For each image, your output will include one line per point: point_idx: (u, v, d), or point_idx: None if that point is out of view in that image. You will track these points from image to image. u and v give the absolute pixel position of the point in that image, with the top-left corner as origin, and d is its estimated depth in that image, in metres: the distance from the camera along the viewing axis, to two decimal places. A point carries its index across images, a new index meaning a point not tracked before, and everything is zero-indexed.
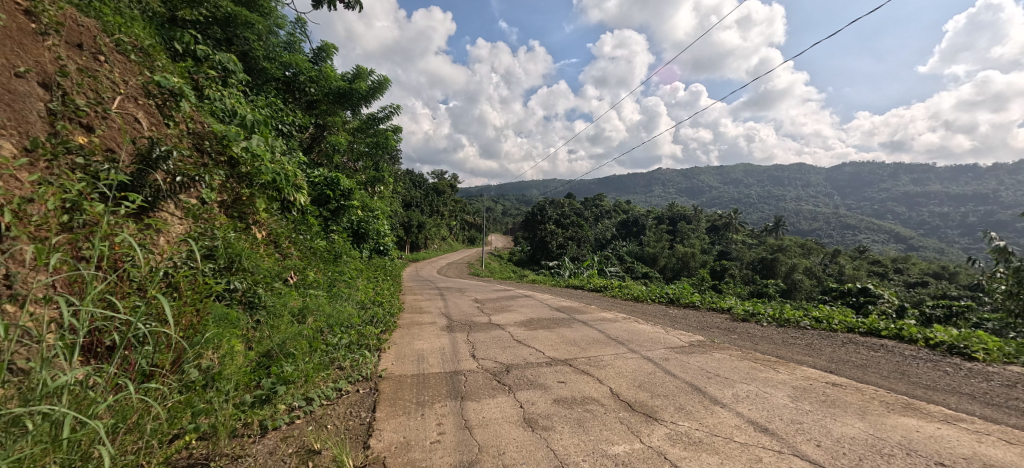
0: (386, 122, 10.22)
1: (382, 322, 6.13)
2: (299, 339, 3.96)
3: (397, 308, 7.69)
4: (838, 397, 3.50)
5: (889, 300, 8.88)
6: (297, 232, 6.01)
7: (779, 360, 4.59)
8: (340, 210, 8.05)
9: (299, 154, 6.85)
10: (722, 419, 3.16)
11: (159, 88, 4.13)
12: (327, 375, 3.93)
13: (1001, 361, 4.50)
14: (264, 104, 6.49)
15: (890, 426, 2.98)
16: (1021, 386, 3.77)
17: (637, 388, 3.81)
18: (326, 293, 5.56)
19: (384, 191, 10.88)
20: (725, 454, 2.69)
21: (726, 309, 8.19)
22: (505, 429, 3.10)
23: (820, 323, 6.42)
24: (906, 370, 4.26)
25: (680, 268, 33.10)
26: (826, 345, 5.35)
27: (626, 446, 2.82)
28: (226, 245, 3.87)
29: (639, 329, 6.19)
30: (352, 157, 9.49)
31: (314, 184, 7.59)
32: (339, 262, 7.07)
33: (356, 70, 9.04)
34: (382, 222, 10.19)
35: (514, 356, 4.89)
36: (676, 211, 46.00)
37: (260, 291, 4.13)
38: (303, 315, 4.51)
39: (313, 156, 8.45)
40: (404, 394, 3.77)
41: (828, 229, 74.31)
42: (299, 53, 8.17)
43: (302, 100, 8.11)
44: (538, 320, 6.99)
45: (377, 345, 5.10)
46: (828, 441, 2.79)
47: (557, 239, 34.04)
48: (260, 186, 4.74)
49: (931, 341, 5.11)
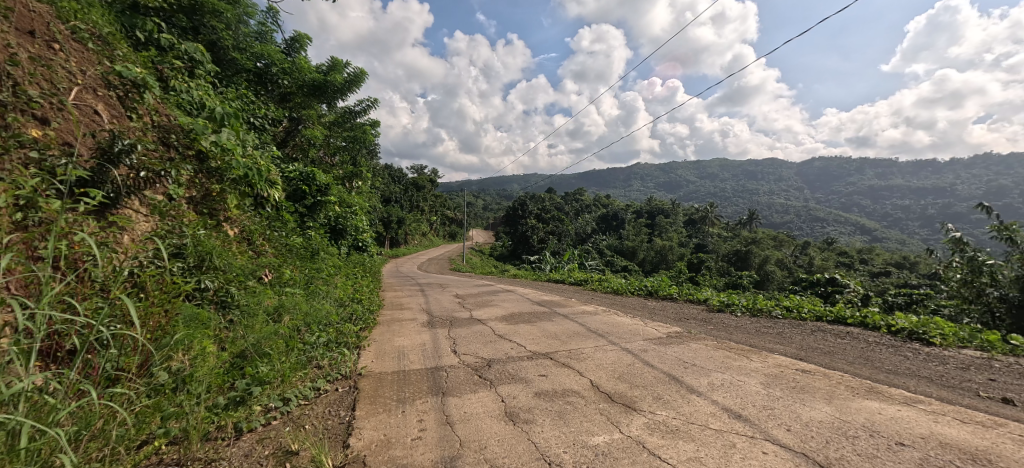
0: (363, 115, 10.05)
1: (362, 319, 6.04)
2: (276, 338, 3.87)
3: (377, 304, 7.61)
4: (807, 383, 3.64)
5: (855, 289, 9.27)
6: (270, 228, 5.85)
7: (751, 349, 4.74)
8: (316, 205, 7.91)
9: (271, 148, 6.66)
10: (698, 407, 3.25)
11: (121, 79, 3.98)
12: (305, 374, 3.87)
13: (956, 345, 4.75)
14: (234, 96, 6.28)
15: (855, 409, 3.11)
16: (974, 369, 3.98)
17: (616, 379, 3.87)
18: (303, 291, 5.44)
19: (363, 186, 10.70)
20: (700, 441, 2.76)
21: (702, 300, 8.40)
22: (486, 424, 3.11)
23: (790, 312, 6.67)
24: (871, 356, 4.45)
25: (658, 261, 33.70)
26: (795, 333, 5.55)
27: (606, 437, 2.87)
28: (196, 242, 3.74)
29: (619, 322, 6.30)
30: (328, 151, 9.31)
31: (289, 178, 7.43)
32: (317, 259, 6.94)
33: (331, 61, 8.86)
34: (360, 217, 10.03)
35: (495, 351, 4.91)
36: (654, 205, 46.73)
37: (233, 289, 4.01)
38: (279, 313, 4.39)
39: (288, 150, 8.29)
40: (384, 391, 3.74)
41: (798, 222, 76.77)
42: (271, 43, 7.92)
43: (275, 92, 7.90)
44: (519, 314, 7.02)
45: (357, 342, 5.03)
46: (797, 425, 2.90)
47: (538, 234, 34.24)
48: (232, 181, 4.60)
49: (893, 327, 5.34)
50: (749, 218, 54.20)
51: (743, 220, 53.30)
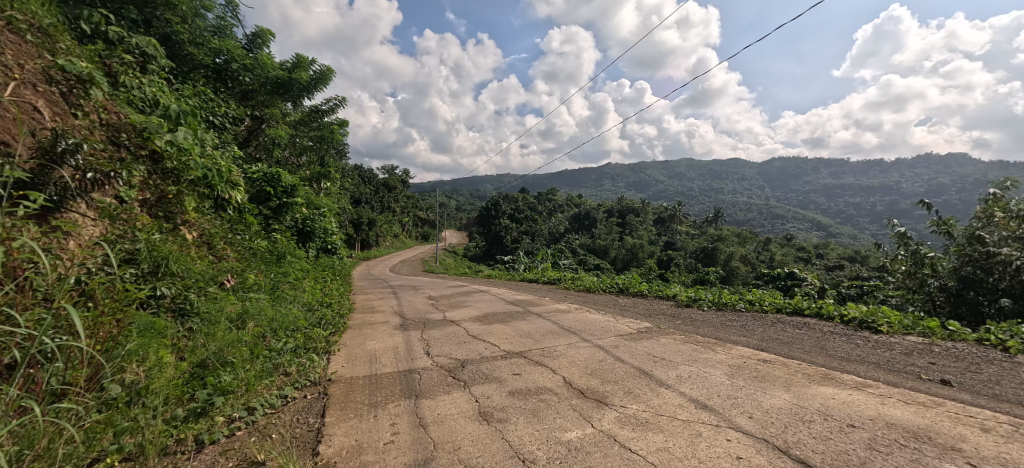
0: (331, 115, 9.83)
1: (331, 324, 5.88)
2: (240, 345, 3.73)
3: (348, 308, 7.44)
4: (768, 372, 3.80)
5: (812, 283, 9.76)
6: (232, 231, 5.62)
7: (717, 342, 4.91)
8: (281, 207, 7.67)
9: (233, 147, 6.41)
10: (667, 399, 3.34)
11: (63, 74, 3.75)
12: (271, 382, 3.73)
13: (901, 332, 5.07)
14: (191, 93, 6.03)
15: (811, 395, 3.28)
16: (916, 353, 4.27)
17: (588, 375, 3.94)
18: (268, 296, 5.26)
19: (331, 187, 10.45)
20: (669, 432, 2.85)
21: (671, 296, 8.65)
22: (460, 424, 3.10)
23: (753, 305, 6.97)
24: (826, 345, 4.69)
25: (629, 259, 34.35)
26: (758, 325, 5.78)
27: (578, 432, 2.91)
28: (150, 247, 3.56)
29: (591, 319, 6.39)
30: (294, 151, 9.04)
31: (252, 180, 7.15)
32: (283, 262, 6.72)
33: (296, 59, 8.64)
34: (329, 219, 9.78)
35: (469, 351, 4.89)
36: (624, 204, 47.67)
37: (192, 297, 3.84)
38: (243, 320, 4.23)
39: (250, 150, 8.00)
40: (356, 396, 3.67)
41: (760, 219, 79.92)
42: (230, 38, 7.63)
43: (236, 89, 7.62)
44: (493, 314, 7.02)
45: (326, 347, 4.91)
46: (758, 412, 3.03)
47: (511, 234, 34.31)
48: (189, 182, 4.43)
49: (845, 317, 5.66)
50: (715, 216, 55.98)
51: (709, 218, 54.91)
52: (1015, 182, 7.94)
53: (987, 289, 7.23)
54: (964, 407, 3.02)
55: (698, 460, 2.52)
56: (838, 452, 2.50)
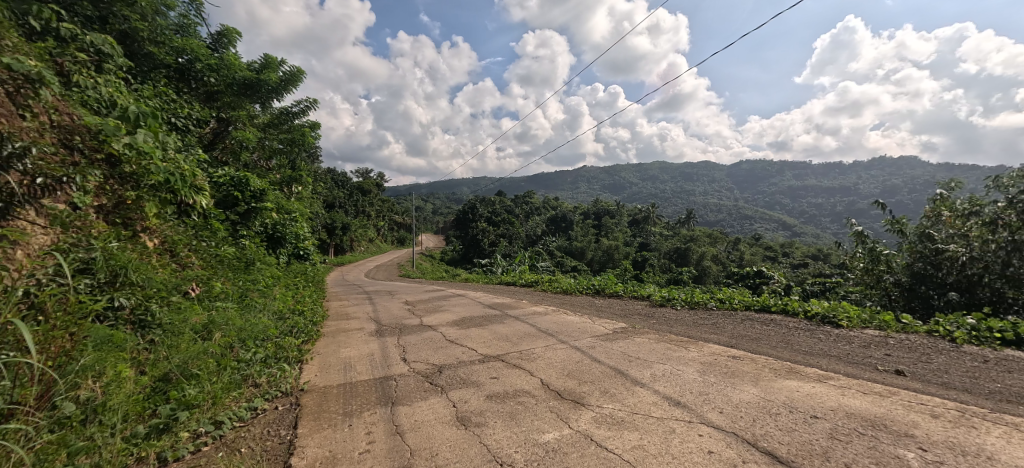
0: (302, 117, 9.62)
1: (304, 332, 5.72)
2: (206, 357, 3.59)
3: (321, 315, 7.25)
4: (737, 368, 3.92)
5: (779, 280, 10.14)
6: (197, 238, 5.42)
7: (689, 340, 5.04)
8: (250, 212, 7.43)
9: (197, 151, 6.19)
10: (642, 398, 3.40)
11: (9, 71, 3.38)
12: (240, 394, 3.59)
13: (859, 326, 5.32)
14: (151, 94, 5.79)
15: (778, 388, 3.40)
16: (874, 346, 4.48)
17: (565, 376, 3.97)
18: (236, 305, 5.07)
19: (303, 191, 10.20)
20: (644, 430, 2.90)
21: (646, 296, 8.81)
22: (437, 430, 3.07)
23: (724, 303, 7.18)
24: (791, 340, 4.87)
25: (605, 260, 34.80)
26: (728, 323, 5.96)
27: (556, 433, 2.93)
28: (107, 256, 3.42)
29: (568, 321, 6.45)
30: (263, 154, 8.80)
31: (218, 184, 6.92)
32: (252, 270, 6.51)
33: (264, 59, 8.44)
34: (300, 225, 9.54)
35: (446, 356, 4.86)
36: (600, 206, 48.32)
37: (154, 307, 3.67)
38: (209, 331, 4.06)
39: (216, 153, 7.74)
40: (330, 406, 3.58)
41: (729, 220, 82.36)
42: (194, 37, 7.37)
43: (200, 90, 7.37)
44: (470, 318, 6.99)
45: (298, 356, 4.78)
46: (728, 407, 3.12)
47: (489, 237, 34.24)
48: (150, 187, 4.28)
49: (809, 313, 5.90)
50: (687, 217, 57.39)
51: (682, 219, 56.26)
52: (959, 182, 8.46)
53: (937, 283, 7.69)
54: (916, 395, 3.19)
55: (672, 456, 2.58)
56: (802, 443, 2.60)
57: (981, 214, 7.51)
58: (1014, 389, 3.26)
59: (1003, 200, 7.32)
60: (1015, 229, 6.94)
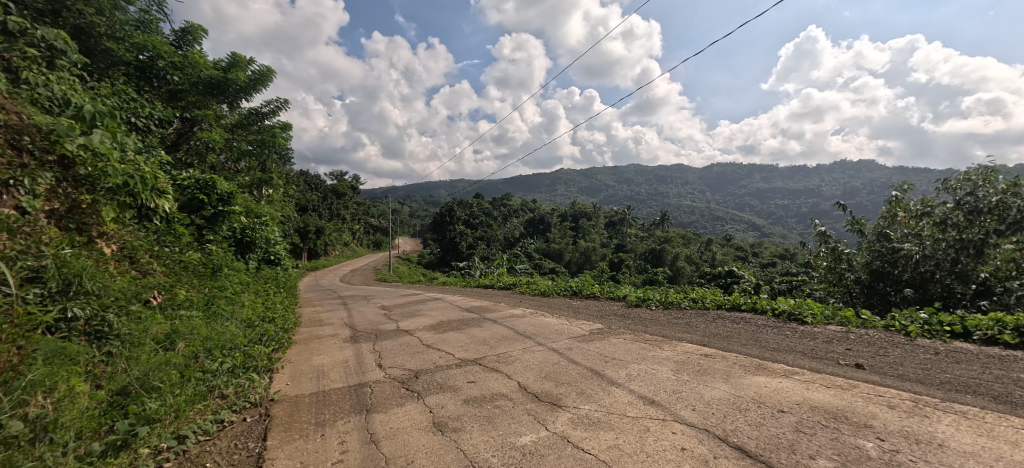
0: (271, 118, 9.38)
1: (274, 340, 5.54)
2: (168, 368, 3.43)
3: (293, 322, 7.04)
4: (709, 366, 4.01)
5: (748, 279, 10.46)
6: (159, 244, 5.22)
7: (663, 339, 5.13)
8: (217, 216, 7.17)
9: (160, 152, 5.95)
10: (617, 397, 3.44)
11: None
12: (205, 407, 3.44)
13: (823, 322, 5.54)
14: (109, 92, 5.52)
15: (747, 385, 3.50)
16: (836, 341, 4.67)
17: (542, 378, 3.98)
18: (202, 313, 4.87)
19: (273, 194, 9.92)
20: (619, 429, 2.93)
21: (622, 297, 8.93)
22: (413, 437, 3.03)
23: (696, 302, 7.35)
24: (760, 337, 5.03)
25: (583, 261, 35.11)
26: (700, 322, 6.10)
27: (533, 436, 2.93)
28: (59, 264, 3.26)
29: (545, 323, 6.47)
30: (231, 156, 8.51)
31: (183, 187, 6.67)
32: (219, 276, 6.27)
33: (231, 57, 8.26)
34: (271, 229, 9.27)
35: (422, 361, 4.80)
36: (577, 209, 48.78)
37: (111, 317, 3.51)
38: (172, 341, 3.89)
39: (180, 154, 7.45)
40: (301, 416, 3.49)
41: (702, 221, 84.44)
42: (155, 33, 7.10)
43: (163, 89, 7.08)
44: (447, 322, 6.93)
45: (268, 365, 4.63)
46: (700, 404, 3.19)
47: (466, 239, 34.07)
48: (107, 190, 4.09)
49: (776, 310, 6.11)
50: (661, 219, 58.50)
51: (656, 221, 57.33)
52: (911, 185, 8.89)
53: (894, 280, 8.13)
54: (875, 387, 3.33)
55: (646, 454, 2.61)
56: (769, 437, 2.68)
57: (932, 214, 7.98)
58: (962, 378, 3.46)
59: (951, 201, 7.78)
60: (962, 228, 7.51)
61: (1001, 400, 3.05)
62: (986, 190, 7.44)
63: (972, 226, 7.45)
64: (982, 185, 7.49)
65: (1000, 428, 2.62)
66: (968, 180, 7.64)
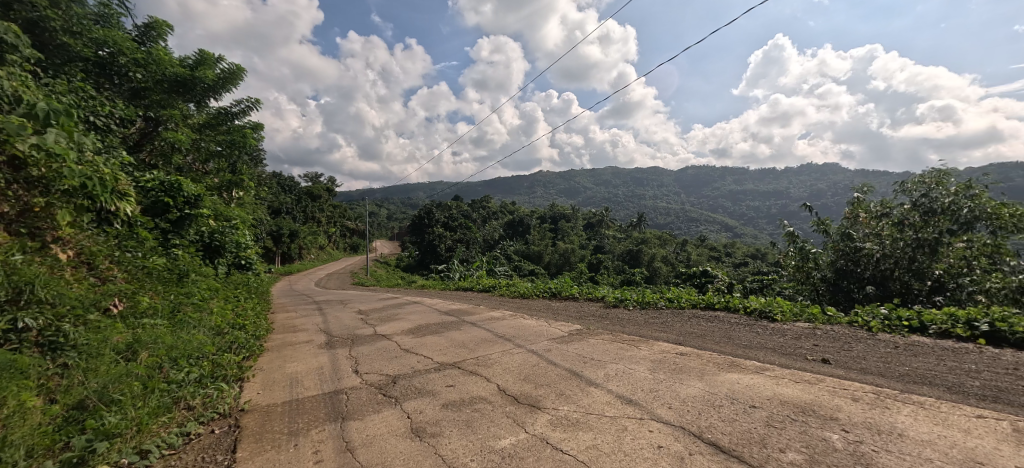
0: (242, 118, 9.14)
1: (245, 347, 5.35)
2: (129, 379, 3.25)
3: (265, 329, 6.82)
4: (684, 364, 4.08)
5: (722, 279, 10.73)
6: (120, 249, 5.01)
7: (641, 339, 5.20)
8: (183, 220, 6.91)
9: (121, 154, 5.71)
10: (596, 398, 3.46)
11: None
12: (169, 419, 3.28)
13: (791, 319, 5.73)
14: (65, 89, 5.25)
15: (720, 382, 3.57)
16: (804, 337, 4.83)
17: (522, 381, 3.97)
18: (167, 321, 4.65)
19: (245, 197, 9.62)
20: (597, 429, 2.95)
21: (600, 298, 9.02)
22: (391, 444, 2.97)
23: (672, 302, 7.49)
24: (733, 335, 5.15)
25: (562, 263, 35.34)
26: (676, 321, 6.21)
27: (512, 438, 2.92)
28: (9, 271, 3.17)
29: (525, 325, 6.47)
30: (199, 157, 8.22)
31: (146, 190, 6.42)
32: (187, 282, 6.03)
33: (198, 55, 8.16)
34: (241, 232, 8.99)
35: (400, 366, 4.73)
36: (555, 211, 49.12)
37: (68, 327, 3.34)
38: (133, 350, 3.71)
39: (144, 155, 7.14)
40: (273, 426, 3.38)
41: (677, 222, 86.20)
42: (116, 29, 6.82)
43: (124, 87, 6.78)
44: (426, 326, 6.86)
45: (238, 374, 4.47)
46: (676, 402, 3.24)
47: (445, 242, 33.86)
48: (62, 193, 3.89)
49: (748, 309, 6.28)
50: (638, 220, 59.44)
51: (633, 222, 58.26)
52: (871, 188, 9.24)
53: (856, 278, 8.47)
54: (840, 381, 3.45)
55: (624, 453, 2.63)
56: (741, 432, 2.74)
57: (891, 215, 8.38)
58: (919, 371, 3.62)
59: (908, 202, 8.23)
60: (918, 228, 7.93)
61: (955, 390, 3.20)
62: (938, 191, 7.86)
63: (927, 226, 7.89)
64: (935, 187, 7.91)
65: (954, 416, 2.75)
66: (923, 183, 8.08)
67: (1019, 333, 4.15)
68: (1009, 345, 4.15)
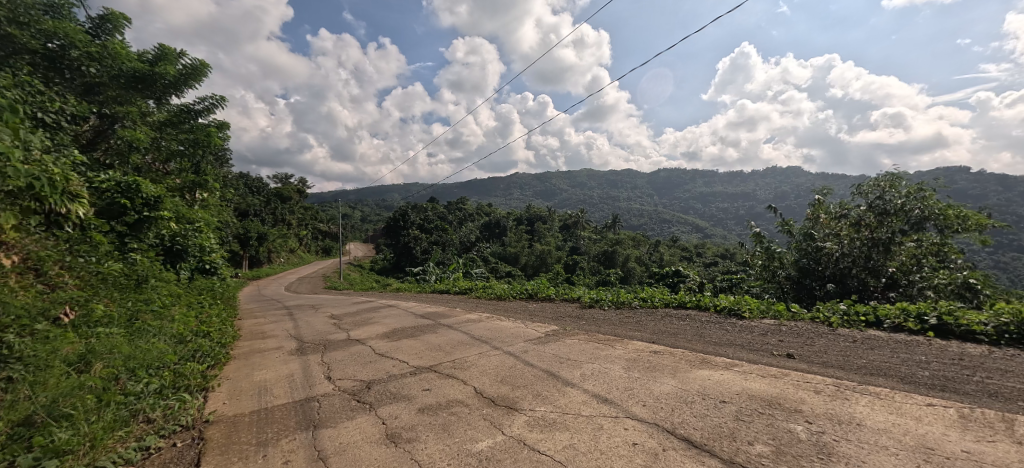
0: (206, 116, 8.83)
1: (210, 356, 5.13)
2: (82, 393, 3.05)
3: (231, 336, 6.56)
4: (657, 362, 4.15)
5: (693, 278, 10.99)
6: (72, 254, 4.75)
7: (616, 338, 5.26)
8: (142, 222, 6.60)
9: (74, 152, 5.42)
10: (572, 397, 3.48)
11: None
12: (127, 434, 3.11)
13: (758, 316, 5.92)
14: (12, 84, 4.94)
15: (692, 378, 3.64)
16: (770, 334, 4.99)
17: (499, 383, 3.95)
18: (124, 330, 4.40)
19: (209, 198, 9.25)
20: (574, 429, 2.96)
21: (576, 298, 9.09)
22: (365, 451, 2.90)
23: (646, 301, 7.63)
24: (704, 332, 5.27)
25: (538, 264, 35.49)
26: (650, 320, 6.32)
27: (489, 441, 2.90)
28: None
29: (501, 326, 6.45)
30: (159, 156, 7.87)
31: (101, 191, 6.11)
32: (146, 288, 5.74)
33: (158, 49, 7.87)
34: (206, 235, 8.64)
35: (375, 371, 4.63)
36: (532, 212, 49.35)
37: (12, 338, 3.15)
38: (86, 362, 3.49)
39: (98, 154, 6.75)
40: (239, 437, 3.25)
41: (650, 223, 87.91)
42: (67, 20, 6.51)
43: (77, 82, 6.43)
44: (401, 330, 6.75)
45: (202, 384, 4.29)
46: (650, 400, 3.29)
47: (421, 244, 33.51)
48: (6, 194, 3.66)
49: (717, 306, 6.45)
50: (612, 221, 60.31)
51: (608, 224, 59.12)
52: (830, 189, 9.65)
53: (818, 276, 8.82)
54: (804, 374, 3.58)
55: (600, 452, 2.65)
56: (713, 426, 2.80)
57: (849, 215, 8.78)
58: (875, 363, 3.79)
59: (864, 204, 8.61)
60: (874, 228, 8.32)
61: (908, 380, 3.37)
62: (891, 194, 8.31)
63: (881, 226, 8.29)
64: (888, 189, 8.35)
65: (907, 405, 2.89)
66: (877, 186, 8.55)
67: (964, 326, 4.41)
68: (955, 337, 4.40)
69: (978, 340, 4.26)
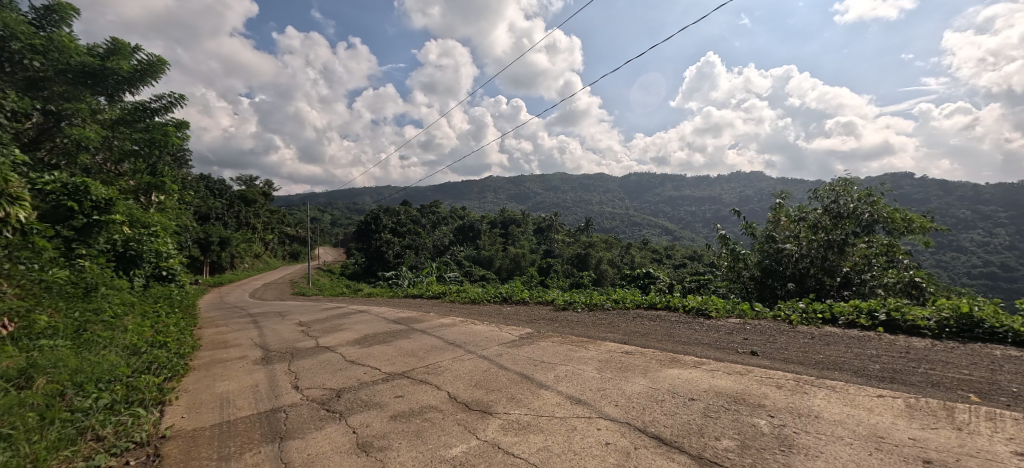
0: (164, 115, 8.46)
1: (167, 368, 4.89)
2: (23, 411, 2.86)
3: (190, 346, 6.28)
4: (629, 363, 4.24)
5: (663, 280, 11.26)
6: (12, 261, 4.47)
7: (589, 340, 5.34)
8: (92, 227, 6.25)
9: (15, 151, 5.09)
10: (546, 400, 3.51)
11: None
12: (74, 453, 2.92)
13: (724, 315, 6.14)
14: None
15: (663, 378, 3.74)
16: (736, 332, 5.18)
17: (473, 387, 3.94)
18: (70, 343, 4.15)
19: (167, 202, 8.84)
20: (548, 431, 2.99)
21: (550, 301, 9.17)
22: (334, 462, 2.84)
23: (618, 303, 7.77)
24: (674, 332, 5.42)
25: (512, 268, 35.51)
26: (622, 321, 6.44)
27: (463, 446, 2.88)
28: None
29: (475, 330, 6.43)
30: (111, 156, 7.47)
31: (44, 193, 5.75)
32: (95, 296, 5.43)
33: (112, 43, 7.52)
34: (163, 240, 8.25)
35: (345, 378, 4.54)
36: (505, 215, 49.42)
37: None
38: (27, 377, 3.28)
39: (43, 153, 6.34)
40: (200, 452, 3.12)
41: (622, 227, 89.52)
42: (9, 11, 6.17)
43: (18, 76, 6.02)
44: (373, 335, 6.63)
45: (157, 397, 4.09)
46: (622, 400, 3.35)
47: (393, 248, 33.00)
48: None
49: (686, 307, 6.65)
50: (585, 225, 61.06)
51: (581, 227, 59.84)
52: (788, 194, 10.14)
53: (780, 276, 9.19)
54: (767, 371, 3.74)
55: (574, 453, 2.68)
56: (682, 424, 2.88)
57: (807, 218, 9.23)
58: (832, 358, 3.99)
59: (820, 207, 9.09)
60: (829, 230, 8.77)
61: (861, 373, 3.57)
62: (845, 197, 8.92)
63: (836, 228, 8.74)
64: (842, 194, 8.95)
65: (860, 397, 3.06)
66: (832, 190, 9.12)
67: (910, 321, 4.70)
68: (902, 332, 4.68)
69: (922, 334, 4.55)
